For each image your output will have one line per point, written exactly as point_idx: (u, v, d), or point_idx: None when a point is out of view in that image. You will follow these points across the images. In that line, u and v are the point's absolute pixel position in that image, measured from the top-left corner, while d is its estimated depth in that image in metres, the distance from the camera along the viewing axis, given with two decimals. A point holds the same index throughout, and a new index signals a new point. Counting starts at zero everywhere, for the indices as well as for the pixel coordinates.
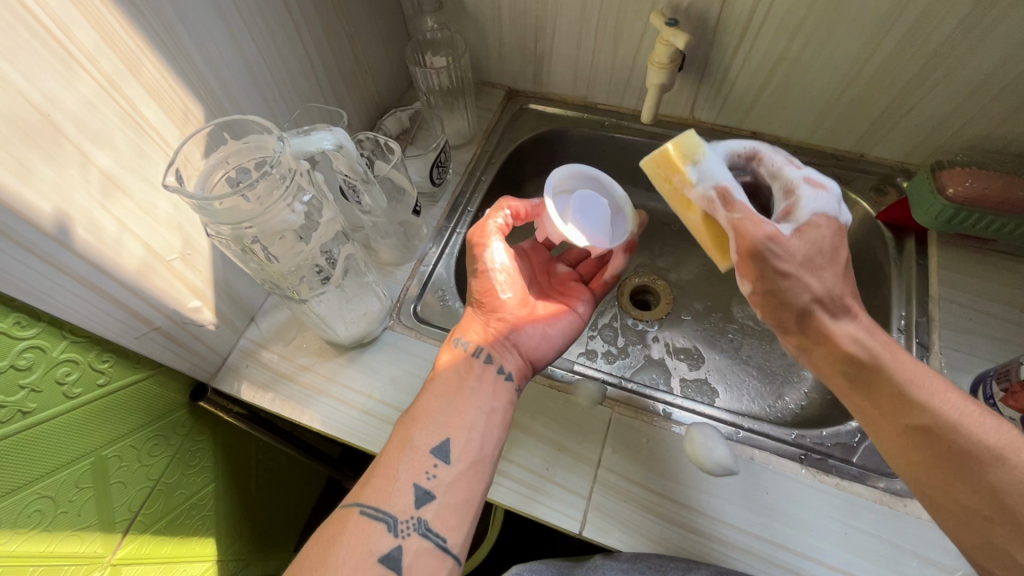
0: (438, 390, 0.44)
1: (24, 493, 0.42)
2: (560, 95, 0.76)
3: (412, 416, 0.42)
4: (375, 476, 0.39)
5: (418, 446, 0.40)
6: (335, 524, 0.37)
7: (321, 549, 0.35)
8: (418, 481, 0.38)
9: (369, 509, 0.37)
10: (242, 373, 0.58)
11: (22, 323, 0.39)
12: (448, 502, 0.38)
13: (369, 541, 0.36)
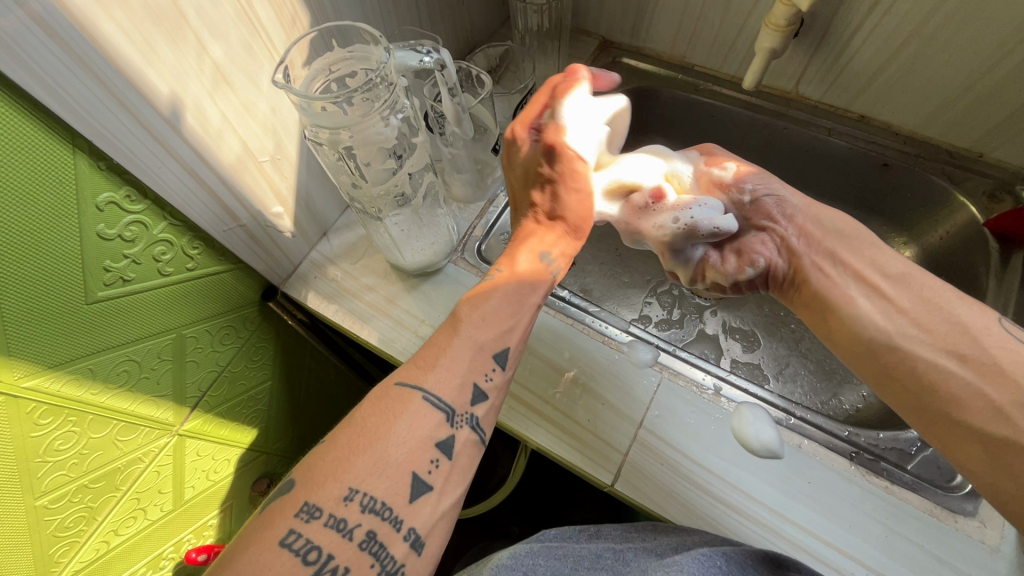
0: (511, 291, 0.42)
1: (115, 354, 0.47)
2: (657, 52, 0.72)
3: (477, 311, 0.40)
4: (438, 367, 0.37)
5: (484, 351, 0.39)
6: (394, 399, 0.34)
7: (379, 422, 0.33)
8: (480, 384, 0.38)
9: (431, 395, 0.35)
10: (310, 283, 0.60)
11: (132, 198, 0.42)
12: (496, 404, 0.39)
13: (428, 424, 0.34)
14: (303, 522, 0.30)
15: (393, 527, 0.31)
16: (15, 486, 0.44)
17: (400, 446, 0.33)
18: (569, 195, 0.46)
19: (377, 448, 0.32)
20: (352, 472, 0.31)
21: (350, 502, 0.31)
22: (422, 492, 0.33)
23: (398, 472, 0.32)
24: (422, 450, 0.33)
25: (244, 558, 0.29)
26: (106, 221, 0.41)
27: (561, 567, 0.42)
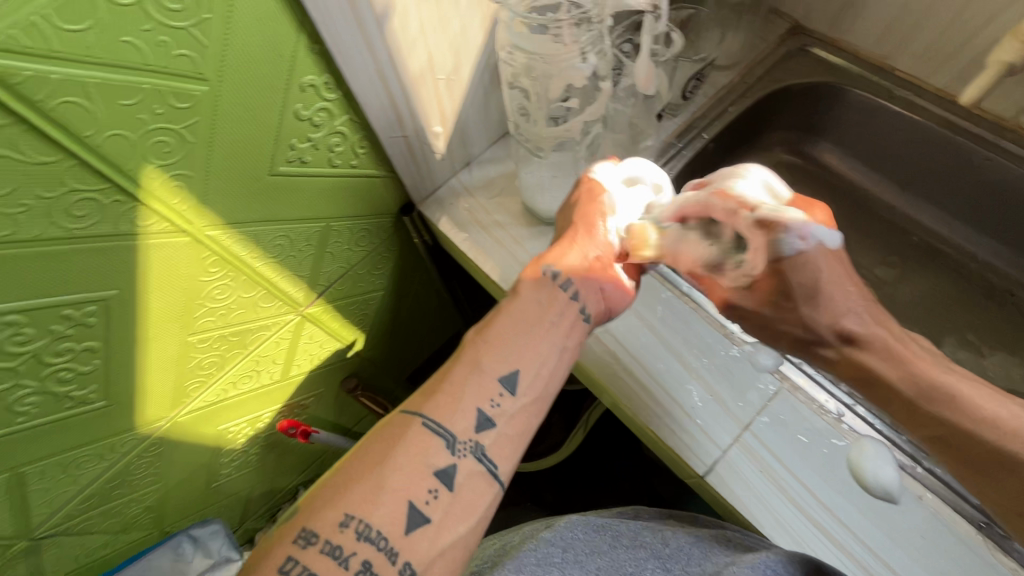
0: (518, 319, 0.42)
1: (277, 227, 0.51)
2: (855, 47, 0.66)
3: (484, 344, 0.40)
4: (440, 392, 0.39)
5: (490, 377, 0.39)
6: (394, 426, 0.37)
7: (379, 451, 0.36)
8: (487, 409, 0.38)
9: (430, 421, 0.37)
10: (446, 207, 0.63)
11: (328, 86, 0.45)
12: (506, 433, 0.39)
13: (427, 450, 0.36)
14: (300, 548, 0.32)
15: (388, 560, 0.33)
16: (178, 318, 0.50)
17: (398, 473, 0.35)
18: (582, 230, 0.46)
19: (375, 475, 0.34)
20: (350, 499, 0.33)
21: (345, 528, 0.32)
22: (418, 523, 0.34)
23: (395, 507, 0.34)
24: (418, 480, 0.35)
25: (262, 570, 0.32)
26: (304, 101, 0.44)
27: (599, 543, 0.44)
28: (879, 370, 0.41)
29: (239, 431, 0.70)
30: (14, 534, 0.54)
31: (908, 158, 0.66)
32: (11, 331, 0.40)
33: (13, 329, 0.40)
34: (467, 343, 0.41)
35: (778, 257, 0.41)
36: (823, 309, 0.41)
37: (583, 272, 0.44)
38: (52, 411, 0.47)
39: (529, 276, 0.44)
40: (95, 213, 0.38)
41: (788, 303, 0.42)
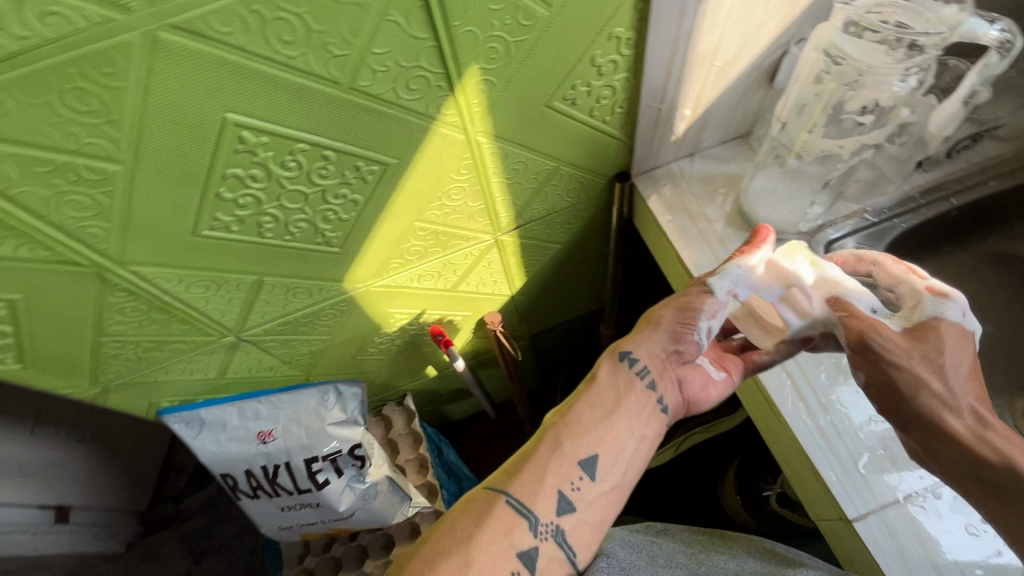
0: (597, 404, 0.52)
1: (522, 153, 0.57)
2: None
3: (555, 443, 0.49)
4: (524, 472, 0.48)
5: (573, 460, 0.49)
6: (483, 501, 0.46)
7: (464, 530, 0.45)
8: (568, 491, 0.48)
9: (513, 500, 0.46)
10: (658, 187, 0.65)
11: (628, 42, 0.49)
12: (584, 516, 0.48)
13: (511, 530, 0.45)
14: None
15: None
16: (418, 202, 0.58)
17: (485, 552, 0.44)
18: (676, 320, 0.53)
19: (459, 556, 0.43)
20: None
21: None
22: None
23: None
24: (503, 560, 0.44)
25: None
26: (603, 49, 0.48)
27: (640, 559, 0.53)
28: (1005, 446, 0.40)
29: (399, 319, 0.80)
30: (230, 329, 0.66)
31: None
32: (322, 164, 0.49)
33: (324, 163, 0.49)
34: (549, 424, 0.51)
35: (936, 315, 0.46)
36: (956, 376, 0.44)
37: (664, 364, 0.53)
38: (306, 241, 0.57)
39: (608, 359, 0.54)
40: (421, 91, 0.45)
41: (930, 360, 0.44)
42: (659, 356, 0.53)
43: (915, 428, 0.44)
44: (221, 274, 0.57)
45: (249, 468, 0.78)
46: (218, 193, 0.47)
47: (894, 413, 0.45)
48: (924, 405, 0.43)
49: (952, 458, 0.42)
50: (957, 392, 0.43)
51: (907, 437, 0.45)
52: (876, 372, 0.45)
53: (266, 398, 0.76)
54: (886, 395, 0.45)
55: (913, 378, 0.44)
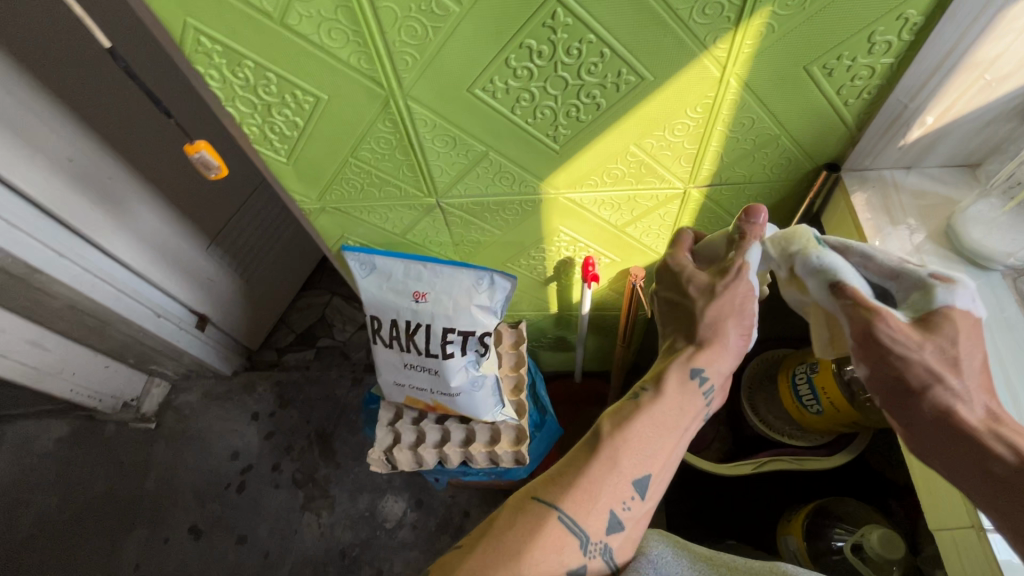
0: (655, 423, 0.59)
1: (756, 110, 0.61)
2: None
3: (607, 461, 0.56)
4: (582, 487, 0.55)
5: (627, 480, 0.56)
6: (538, 516, 0.53)
7: (519, 538, 0.52)
8: (618, 511, 0.56)
9: (567, 517, 0.53)
10: (866, 187, 0.67)
11: (912, 28, 0.52)
12: (627, 528, 0.57)
13: (567, 544, 0.52)
14: None
15: None
16: (645, 126, 0.64)
17: (541, 559, 0.51)
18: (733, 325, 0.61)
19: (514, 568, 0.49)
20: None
21: None
22: None
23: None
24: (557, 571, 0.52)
25: None
26: (886, 27, 0.52)
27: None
28: (1016, 442, 0.46)
29: (560, 242, 0.87)
30: (436, 191, 0.77)
31: None
32: (595, 60, 0.56)
33: (597, 60, 0.56)
34: (606, 436, 0.57)
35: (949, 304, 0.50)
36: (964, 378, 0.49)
37: (723, 381, 0.62)
38: (541, 130, 0.65)
39: (681, 376, 0.60)
40: (712, 18, 0.51)
41: (941, 353, 0.49)
42: (722, 372, 0.61)
43: (924, 421, 0.50)
44: (462, 136, 0.67)
45: (395, 319, 0.89)
46: (506, 59, 0.56)
47: (903, 402, 0.51)
48: (937, 398, 0.49)
49: (957, 451, 0.48)
50: (972, 392, 0.49)
51: (911, 434, 0.52)
52: (878, 363, 0.51)
53: (429, 264, 0.86)
54: (888, 380, 0.51)
55: (918, 371, 0.49)
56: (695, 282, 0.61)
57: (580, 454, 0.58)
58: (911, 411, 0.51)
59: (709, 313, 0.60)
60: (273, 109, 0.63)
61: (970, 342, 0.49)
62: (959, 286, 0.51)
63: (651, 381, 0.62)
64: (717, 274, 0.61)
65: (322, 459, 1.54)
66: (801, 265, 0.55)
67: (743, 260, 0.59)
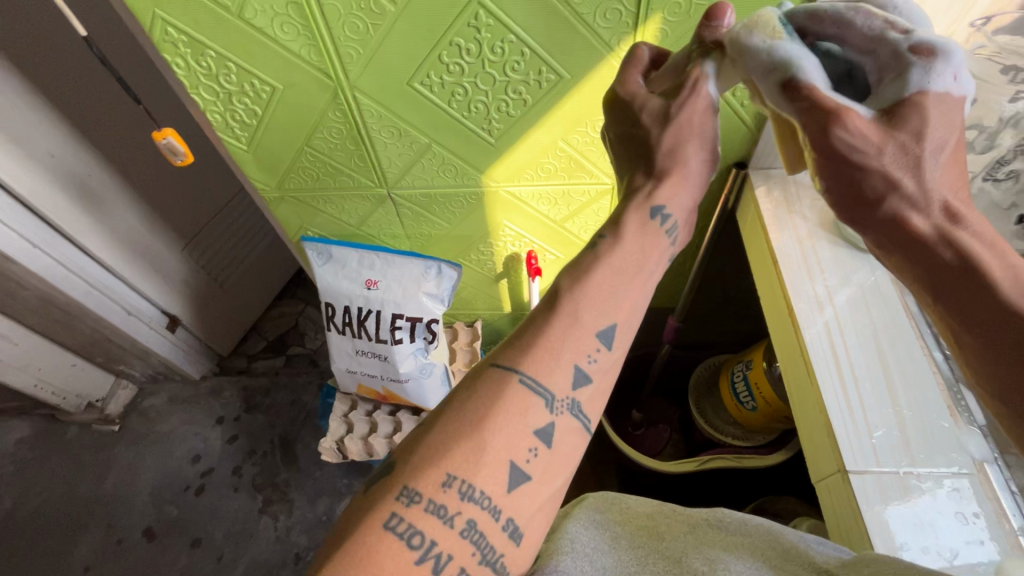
0: (616, 268, 0.52)
1: None
2: None
3: (569, 317, 0.50)
4: (539, 348, 0.49)
5: (589, 332, 0.50)
6: (496, 382, 0.47)
7: (474, 412, 0.46)
8: (583, 364, 0.50)
9: (526, 379, 0.47)
10: (770, 184, 0.74)
11: None
12: (597, 384, 0.51)
13: (531, 408, 0.47)
14: (404, 506, 0.42)
15: (493, 516, 0.44)
16: (569, 122, 0.71)
17: (500, 432, 0.45)
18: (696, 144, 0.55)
19: (475, 437, 0.45)
20: (452, 463, 0.44)
21: (449, 488, 0.43)
22: (522, 477, 0.45)
23: (501, 453, 0.45)
24: (520, 442, 0.46)
25: (374, 514, 0.42)
26: None
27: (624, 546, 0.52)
28: (979, 253, 0.44)
29: (506, 237, 0.93)
30: (387, 182, 0.83)
31: None
32: (518, 59, 0.64)
33: (519, 59, 0.64)
34: (563, 292, 0.51)
35: (923, 88, 0.42)
36: (934, 172, 0.44)
37: (687, 216, 0.56)
38: (476, 124, 0.72)
39: (640, 217, 0.55)
40: (612, 24, 0.59)
41: (900, 152, 0.43)
42: (683, 206, 0.55)
43: (879, 227, 0.47)
44: (406, 128, 0.74)
45: (348, 305, 0.96)
46: (440, 55, 0.64)
47: (852, 196, 0.47)
48: (892, 205, 0.45)
49: (923, 257, 0.46)
50: (932, 187, 0.44)
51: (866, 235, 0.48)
52: (834, 161, 0.45)
53: (382, 254, 0.93)
54: (845, 191, 0.46)
55: (890, 164, 0.43)
56: (650, 109, 0.54)
57: (538, 314, 0.52)
58: (867, 211, 0.47)
59: (666, 140, 0.54)
60: (234, 97, 0.70)
61: (940, 132, 0.43)
62: (952, 63, 0.42)
63: (608, 226, 0.56)
64: (671, 94, 0.54)
65: (284, 464, 1.54)
66: (751, 52, 0.46)
67: (701, 70, 0.52)
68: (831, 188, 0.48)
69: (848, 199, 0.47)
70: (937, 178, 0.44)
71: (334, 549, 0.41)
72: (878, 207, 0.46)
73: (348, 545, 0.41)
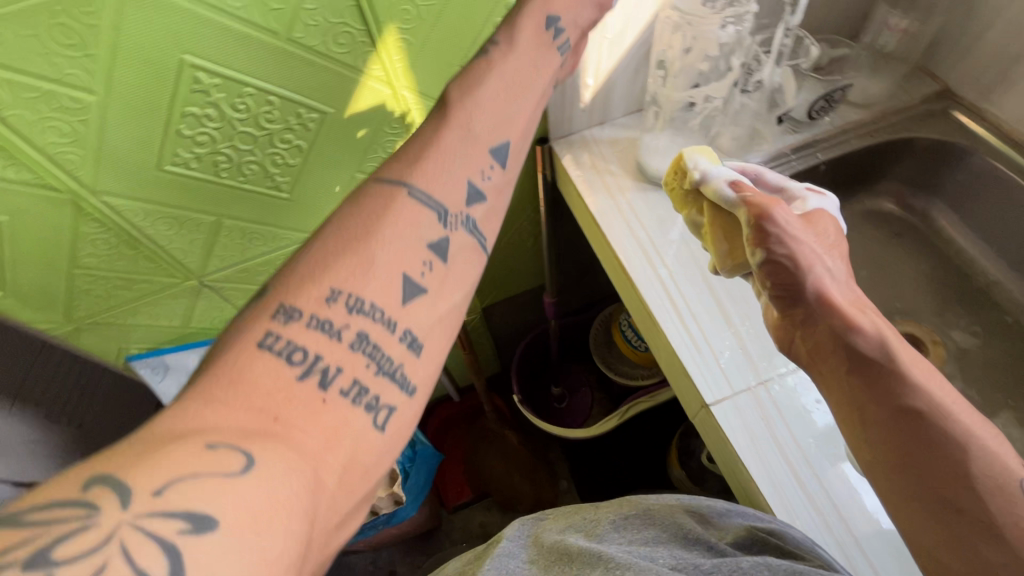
0: (507, 84, 0.51)
1: None
2: (998, 120, 0.68)
3: (419, 159, 0.46)
4: (429, 160, 0.46)
5: (483, 144, 0.48)
6: (386, 194, 0.43)
7: (363, 227, 0.42)
8: (475, 179, 0.47)
9: (417, 194, 0.44)
10: (574, 149, 0.75)
11: None
12: (488, 206, 0.48)
13: (422, 219, 0.43)
14: (282, 323, 0.37)
15: (385, 328, 0.39)
16: (357, 151, 0.67)
17: (387, 246, 0.41)
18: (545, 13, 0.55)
19: (364, 251, 0.40)
20: (337, 277, 0.39)
21: (334, 303, 0.38)
22: (416, 291, 0.41)
23: (394, 265, 0.41)
24: (414, 252, 0.42)
25: (224, 357, 0.36)
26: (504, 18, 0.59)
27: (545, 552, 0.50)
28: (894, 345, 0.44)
29: None
30: (193, 272, 0.74)
31: None
32: (268, 108, 0.58)
33: (269, 108, 0.58)
34: (456, 99, 0.49)
35: (808, 202, 0.53)
36: (836, 267, 0.49)
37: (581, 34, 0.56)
38: (260, 184, 0.66)
39: (534, 25, 0.54)
40: (349, 46, 0.56)
41: (821, 243, 0.49)
42: (577, 21, 0.55)
43: (809, 309, 0.47)
44: (182, 212, 0.65)
45: None
46: (177, 130, 0.56)
47: (789, 288, 0.47)
48: (820, 280, 0.46)
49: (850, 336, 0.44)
50: (839, 278, 0.48)
51: (795, 324, 0.48)
52: (768, 245, 0.48)
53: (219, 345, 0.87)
54: (780, 273, 0.47)
55: (809, 255, 0.47)
56: None
57: (428, 125, 0.49)
58: (796, 291, 0.47)
59: None
60: None
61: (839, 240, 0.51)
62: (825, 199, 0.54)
63: (503, 33, 0.54)
64: None
65: None
66: (696, 167, 0.55)
67: None
68: (767, 272, 0.48)
69: (785, 288, 0.47)
70: (837, 267, 0.49)
71: (201, 373, 0.36)
72: (806, 292, 0.47)
73: (214, 366, 0.36)
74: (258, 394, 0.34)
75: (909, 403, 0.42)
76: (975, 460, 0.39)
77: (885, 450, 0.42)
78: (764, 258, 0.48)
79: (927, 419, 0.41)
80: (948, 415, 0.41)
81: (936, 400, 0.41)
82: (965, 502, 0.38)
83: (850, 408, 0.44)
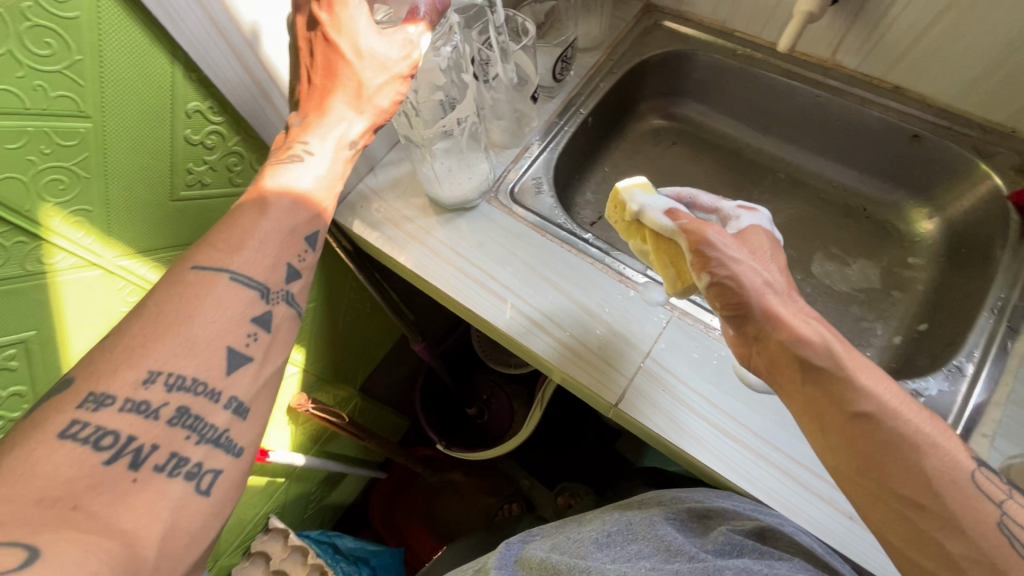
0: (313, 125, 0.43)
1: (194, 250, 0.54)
2: (698, 17, 0.74)
3: (229, 253, 0.37)
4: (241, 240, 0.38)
5: (291, 217, 0.41)
6: (193, 280, 0.35)
7: (171, 308, 0.34)
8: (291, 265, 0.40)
9: (237, 277, 0.37)
10: (357, 211, 0.66)
11: (213, 109, 0.48)
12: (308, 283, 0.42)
13: (240, 302, 0.36)
14: (89, 410, 0.30)
15: (211, 399, 0.34)
16: None
17: (207, 325, 0.35)
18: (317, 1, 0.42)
19: (181, 334, 0.33)
20: (150, 354, 0.32)
21: (150, 384, 0.32)
22: (238, 365, 0.35)
23: (209, 352, 0.34)
24: (234, 328, 0.35)
25: (43, 423, 0.29)
26: (193, 127, 0.47)
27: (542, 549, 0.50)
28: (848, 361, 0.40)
29: None
30: None
31: (764, 107, 0.74)
32: None
33: None
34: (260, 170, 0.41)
35: (737, 219, 0.50)
36: (778, 275, 0.45)
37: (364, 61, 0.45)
38: None
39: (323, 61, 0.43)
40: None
41: (761, 262, 0.45)
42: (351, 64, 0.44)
43: (757, 330, 0.43)
44: None
45: None
46: None
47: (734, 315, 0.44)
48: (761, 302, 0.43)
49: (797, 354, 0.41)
50: (781, 289, 0.44)
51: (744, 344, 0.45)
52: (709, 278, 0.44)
53: None
54: (725, 303, 0.44)
55: (748, 275, 0.44)
56: None
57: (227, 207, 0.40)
58: (741, 313, 0.44)
59: None
60: None
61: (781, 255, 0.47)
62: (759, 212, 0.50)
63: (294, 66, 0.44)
64: None
65: None
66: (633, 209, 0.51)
67: None
68: (715, 299, 0.45)
69: (732, 314, 0.44)
70: (778, 275, 0.45)
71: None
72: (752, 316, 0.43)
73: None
74: (53, 484, 0.28)
75: (860, 408, 0.38)
76: (929, 458, 0.36)
77: (845, 454, 0.39)
78: (710, 282, 0.45)
79: (879, 421, 0.38)
80: (897, 416, 0.38)
81: (890, 405, 0.38)
82: (921, 489, 0.36)
83: (809, 413, 0.41)
